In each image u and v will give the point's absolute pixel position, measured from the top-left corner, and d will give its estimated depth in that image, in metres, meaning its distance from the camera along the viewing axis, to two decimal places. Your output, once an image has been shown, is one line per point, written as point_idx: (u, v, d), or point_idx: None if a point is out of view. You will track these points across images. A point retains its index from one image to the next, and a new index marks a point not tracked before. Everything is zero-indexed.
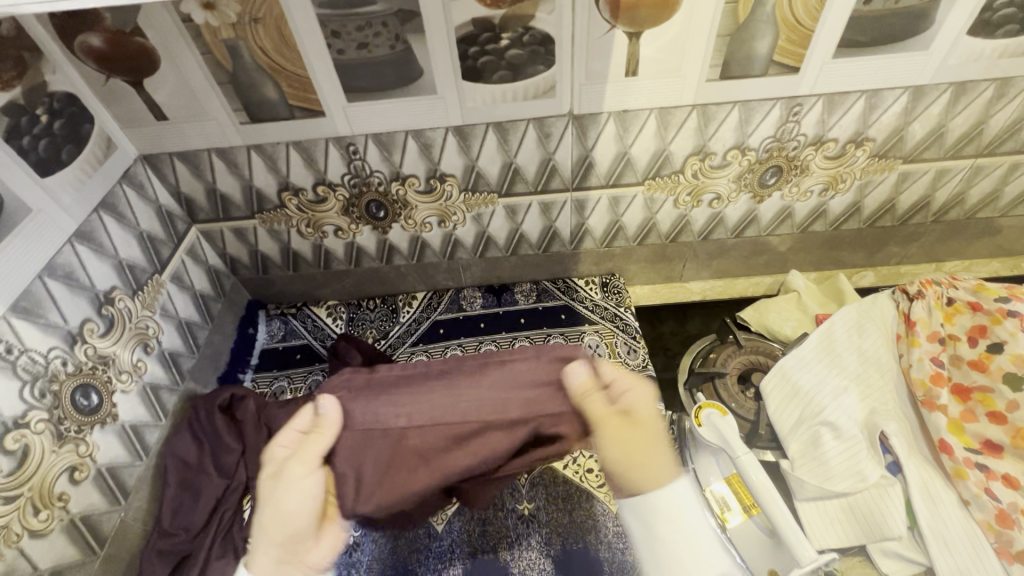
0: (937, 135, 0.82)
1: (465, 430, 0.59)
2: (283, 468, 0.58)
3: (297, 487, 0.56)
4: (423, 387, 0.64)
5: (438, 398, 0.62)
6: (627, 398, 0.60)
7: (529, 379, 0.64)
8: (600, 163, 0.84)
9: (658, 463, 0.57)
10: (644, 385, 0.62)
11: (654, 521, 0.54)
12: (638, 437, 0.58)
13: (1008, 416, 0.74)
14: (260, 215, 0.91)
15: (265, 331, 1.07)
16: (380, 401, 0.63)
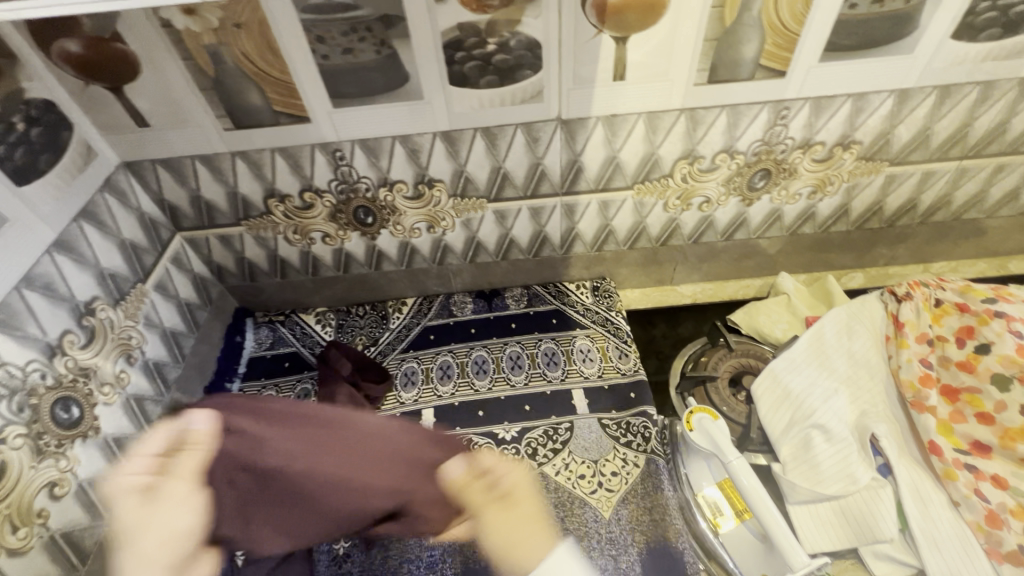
0: (923, 138, 0.83)
1: (340, 496, 0.50)
2: (150, 486, 0.45)
3: (173, 511, 0.44)
4: (308, 431, 0.52)
5: (320, 445, 0.51)
6: (507, 489, 0.55)
7: (424, 456, 0.56)
8: (589, 167, 0.84)
9: (533, 528, 0.50)
10: (518, 470, 0.58)
11: None
12: (514, 523, 0.51)
13: (996, 416, 0.75)
14: (245, 221, 0.90)
15: (253, 339, 1.05)
16: (261, 433, 0.51)
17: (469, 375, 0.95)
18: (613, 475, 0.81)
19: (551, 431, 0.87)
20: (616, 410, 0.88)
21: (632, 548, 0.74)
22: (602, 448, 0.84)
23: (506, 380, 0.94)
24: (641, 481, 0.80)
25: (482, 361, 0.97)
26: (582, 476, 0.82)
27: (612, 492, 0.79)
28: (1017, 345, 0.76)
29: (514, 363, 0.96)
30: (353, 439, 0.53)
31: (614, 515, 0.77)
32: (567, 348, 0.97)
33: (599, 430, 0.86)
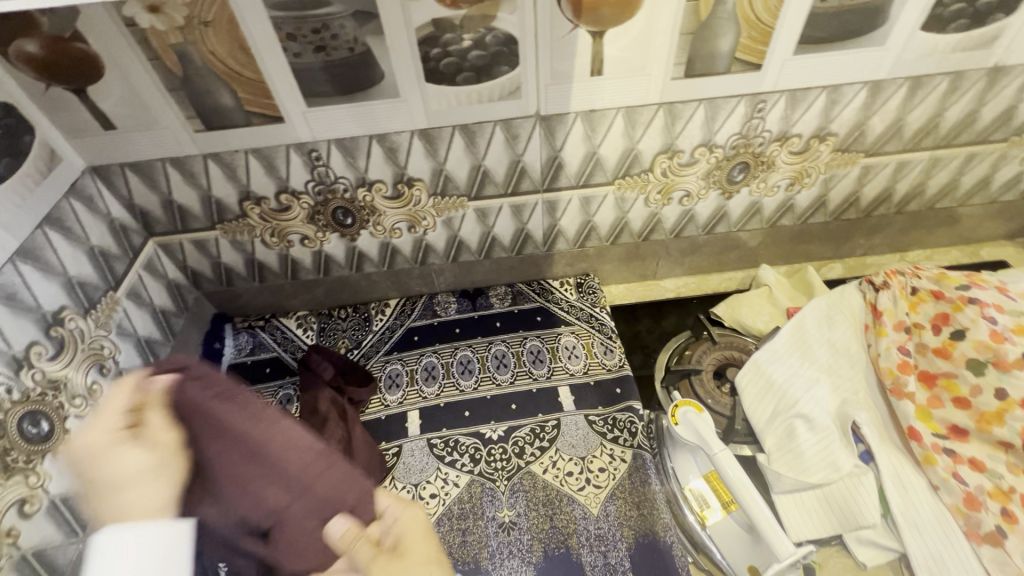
0: (896, 129, 0.84)
1: (247, 505, 0.51)
2: (126, 434, 0.45)
3: (151, 459, 0.45)
4: (236, 420, 0.53)
5: (244, 445, 0.52)
6: (404, 537, 0.56)
7: (329, 488, 0.55)
8: (570, 163, 0.84)
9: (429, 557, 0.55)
10: (416, 517, 0.59)
11: None
12: (409, 555, 0.53)
13: (972, 400, 0.76)
14: (221, 225, 0.88)
15: (232, 346, 1.03)
16: (201, 403, 0.53)
17: (455, 375, 0.94)
18: (600, 471, 0.81)
19: (539, 429, 0.87)
20: (603, 406, 0.88)
21: (621, 544, 0.74)
22: (589, 444, 0.84)
23: (492, 380, 0.93)
24: (628, 476, 0.80)
25: (467, 361, 0.96)
26: (570, 473, 0.81)
27: (599, 488, 0.79)
28: (991, 330, 0.77)
29: (499, 362, 0.96)
30: (274, 452, 0.54)
31: (602, 511, 0.77)
32: (552, 346, 0.97)
33: (586, 426, 0.86)
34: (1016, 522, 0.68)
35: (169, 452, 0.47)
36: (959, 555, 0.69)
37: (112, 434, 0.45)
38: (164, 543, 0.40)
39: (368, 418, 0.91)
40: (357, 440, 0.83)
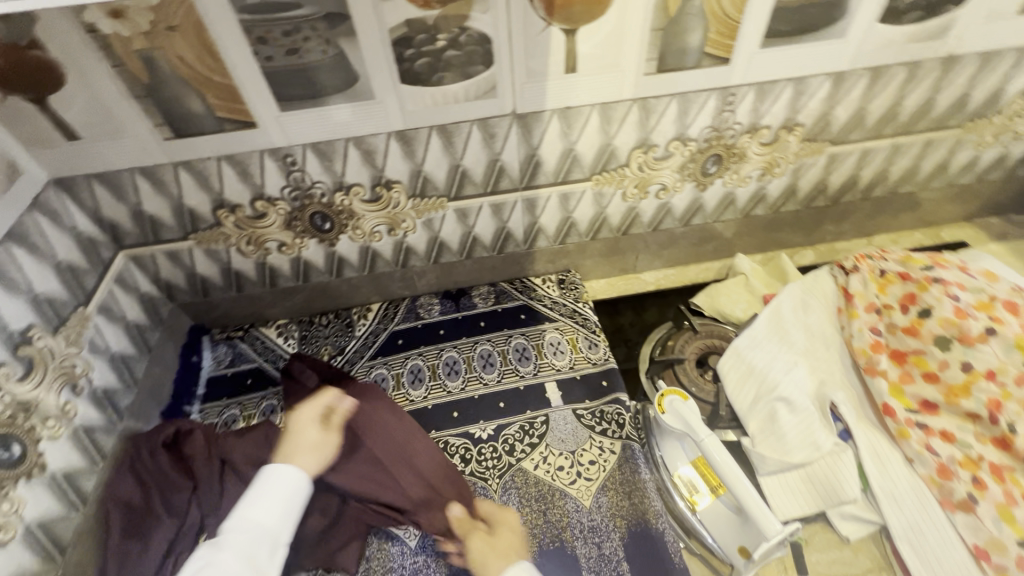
0: (859, 118, 0.87)
1: (392, 489, 0.77)
2: (319, 421, 0.82)
3: (319, 441, 0.80)
4: (399, 432, 0.82)
5: (397, 452, 0.80)
6: (501, 525, 0.75)
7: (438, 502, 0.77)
8: (548, 161, 0.84)
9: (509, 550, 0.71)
10: (511, 514, 0.77)
11: None
12: (500, 536, 0.74)
13: (940, 375, 0.80)
14: (194, 235, 0.86)
15: (211, 358, 1.00)
16: (380, 418, 0.83)
17: (441, 377, 0.94)
18: (590, 464, 0.82)
19: (528, 425, 0.87)
20: (590, 399, 0.89)
21: (614, 534, 0.75)
22: (578, 438, 0.85)
23: (479, 379, 0.93)
24: (618, 467, 0.81)
25: (453, 362, 0.96)
26: (561, 468, 0.82)
27: (590, 481, 0.80)
28: (954, 307, 0.80)
29: (485, 361, 0.96)
30: (411, 461, 0.79)
31: (594, 503, 0.78)
32: (538, 342, 0.97)
33: (575, 421, 0.87)
34: (986, 488, 0.71)
35: (330, 443, 0.80)
36: (934, 523, 0.72)
37: (303, 423, 0.82)
38: (290, 490, 0.71)
39: None
40: None
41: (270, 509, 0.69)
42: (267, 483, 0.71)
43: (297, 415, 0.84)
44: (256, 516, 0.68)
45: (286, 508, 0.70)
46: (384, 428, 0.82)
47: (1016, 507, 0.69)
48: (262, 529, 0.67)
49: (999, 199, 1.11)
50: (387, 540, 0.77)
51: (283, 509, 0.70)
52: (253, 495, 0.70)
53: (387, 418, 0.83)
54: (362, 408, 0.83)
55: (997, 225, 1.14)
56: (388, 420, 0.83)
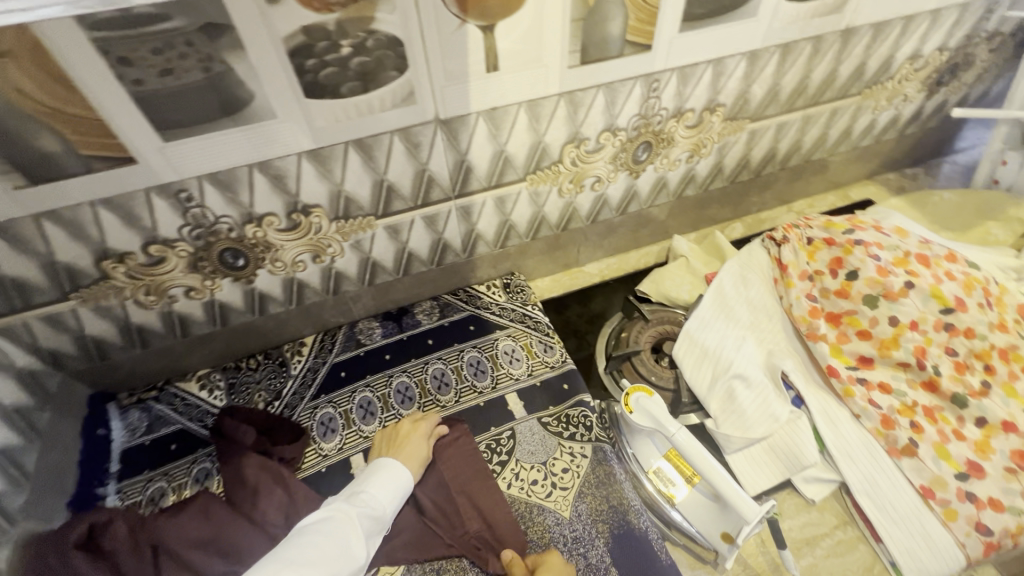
0: (774, 94, 0.90)
1: (451, 522, 0.75)
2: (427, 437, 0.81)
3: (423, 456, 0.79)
4: (472, 464, 0.81)
5: (469, 485, 0.79)
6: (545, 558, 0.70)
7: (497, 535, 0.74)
8: (479, 166, 0.79)
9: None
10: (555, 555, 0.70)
11: None
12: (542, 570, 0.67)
13: (872, 331, 0.84)
14: (77, 293, 0.73)
15: (122, 428, 0.87)
16: (464, 448, 0.82)
17: (395, 406, 0.88)
18: (564, 472, 0.80)
19: (495, 443, 0.84)
20: (554, 405, 0.87)
21: (599, 541, 0.73)
22: (548, 448, 0.82)
23: (436, 403, 0.89)
24: (592, 471, 0.79)
25: (405, 388, 0.91)
26: (534, 482, 0.79)
27: (566, 490, 0.78)
28: (876, 267, 0.85)
29: (440, 381, 0.91)
30: (481, 494, 0.77)
31: (574, 512, 0.76)
32: (492, 354, 0.94)
33: (541, 430, 0.84)
34: (923, 431, 0.77)
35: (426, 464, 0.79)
36: (885, 472, 0.76)
37: (418, 433, 0.81)
38: (405, 485, 0.74)
39: (305, 475, 0.81)
40: (300, 504, 0.75)
41: (387, 495, 0.72)
42: (388, 472, 0.74)
43: (414, 423, 0.83)
44: (376, 495, 0.71)
45: (397, 499, 0.73)
46: (466, 458, 0.81)
47: (949, 443, 0.76)
48: (378, 510, 0.70)
49: (893, 156, 1.20)
50: None
51: (396, 499, 0.73)
52: (375, 476, 0.73)
53: (469, 449, 0.82)
54: (455, 436, 0.83)
55: (893, 180, 1.24)
56: (473, 451, 0.82)
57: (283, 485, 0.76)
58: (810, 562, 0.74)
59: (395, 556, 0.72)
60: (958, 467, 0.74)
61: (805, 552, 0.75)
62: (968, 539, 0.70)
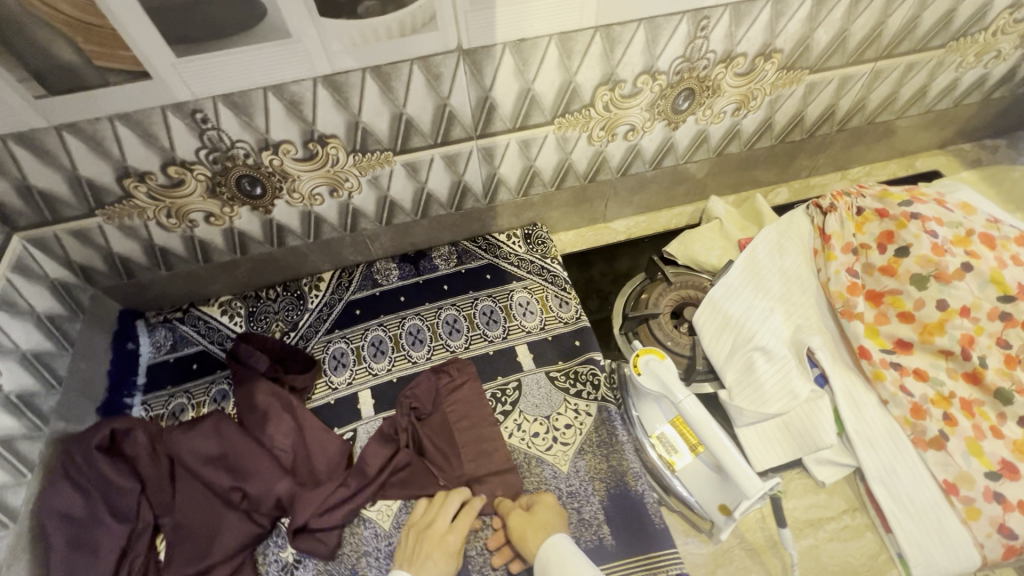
0: (840, 41, 0.80)
1: (449, 466, 0.77)
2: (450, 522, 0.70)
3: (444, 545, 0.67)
4: (476, 413, 0.81)
5: (470, 434, 0.80)
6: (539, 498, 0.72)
7: (492, 483, 0.76)
8: (503, 104, 0.75)
9: (548, 522, 0.68)
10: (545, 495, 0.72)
11: (547, 562, 0.63)
12: (539, 512, 0.69)
13: (916, 314, 0.78)
14: (102, 210, 0.74)
15: (150, 344, 0.92)
16: (472, 398, 0.82)
17: (405, 347, 0.89)
18: (566, 428, 0.79)
19: (500, 393, 0.84)
20: (563, 360, 0.86)
21: (593, 498, 0.73)
22: (553, 402, 0.82)
23: (445, 347, 0.89)
24: (595, 429, 0.78)
25: (417, 331, 0.91)
26: (536, 434, 0.80)
27: (567, 446, 0.78)
28: (932, 244, 0.77)
29: (451, 327, 0.91)
30: (481, 443, 0.79)
31: (572, 468, 0.76)
32: (505, 304, 0.92)
33: (548, 384, 0.84)
34: (956, 425, 0.71)
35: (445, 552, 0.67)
36: (907, 463, 0.72)
37: (442, 520, 0.70)
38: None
39: (313, 405, 0.84)
40: (309, 431, 0.78)
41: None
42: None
43: (441, 504, 0.72)
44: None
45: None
46: (469, 408, 0.81)
47: (983, 440, 0.70)
48: None
49: (973, 124, 1.07)
50: (357, 524, 0.73)
51: None
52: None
53: (473, 398, 0.83)
54: (462, 381, 0.84)
55: (969, 151, 1.11)
56: (476, 399, 0.82)
57: (292, 412, 0.79)
58: (810, 544, 0.72)
59: (390, 491, 0.75)
60: (989, 466, 0.69)
61: (806, 533, 0.73)
62: (987, 540, 0.66)
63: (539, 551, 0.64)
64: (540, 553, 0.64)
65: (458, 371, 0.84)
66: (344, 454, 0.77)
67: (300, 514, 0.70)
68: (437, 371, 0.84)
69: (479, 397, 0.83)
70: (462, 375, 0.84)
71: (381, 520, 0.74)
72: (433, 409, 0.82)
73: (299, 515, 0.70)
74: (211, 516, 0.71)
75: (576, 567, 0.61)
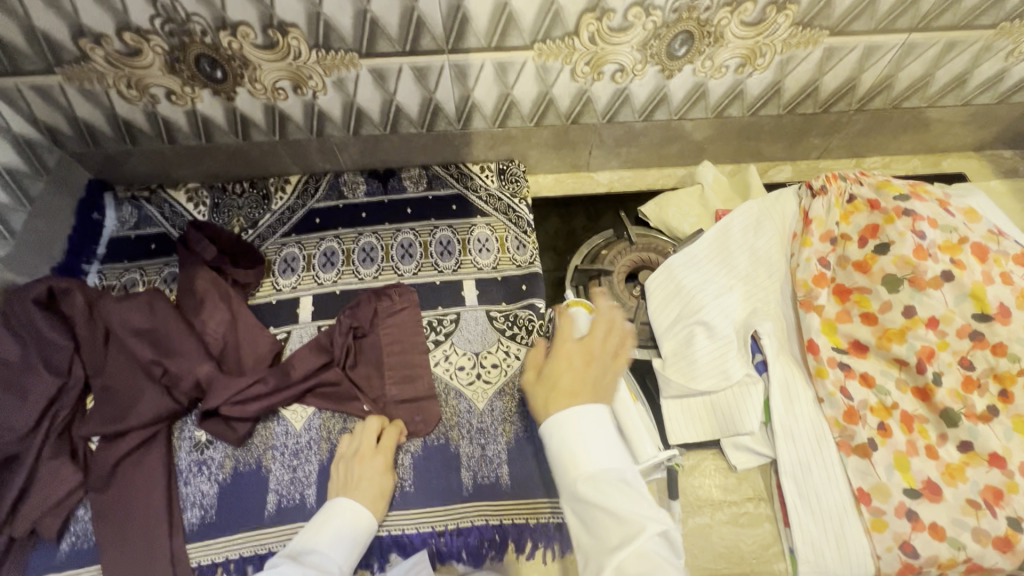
0: (870, 0, 0.70)
1: (372, 386, 0.78)
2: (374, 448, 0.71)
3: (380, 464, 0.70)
4: (409, 339, 0.80)
5: (400, 359, 0.79)
6: (552, 360, 0.67)
7: (409, 411, 0.76)
8: (477, 18, 0.69)
9: (573, 388, 0.63)
10: (564, 351, 0.67)
11: (550, 433, 0.61)
12: (550, 375, 0.66)
13: (880, 317, 0.72)
14: (60, 69, 0.73)
15: (115, 218, 0.93)
16: (409, 325, 0.81)
17: (355, 263, 0.88)
18: (492, 367, 0.79)
19: (437, 322, 0.83)
20: (506, 302, 0.84)
21: (500, 438, 0.74)
22: (486, 340, 0.81)
23: (394, 270, 0.87)
24: (518, 373, 0.79)
25: (370, 248, 0.89)
26: (461, 368, 0.79)
27: (489, 384, 0.78)
28: (915, 245, 0.71)
29: (405, 251, 0.89)
30: (407, 369, 0.78)
31: (487, 406, 0.77)
32: (463, 237, 0.90)
33: (486, 322, 0.83)
34: (889, 436, 0.68)
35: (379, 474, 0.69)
36: (825, 465, 0.69)
37: (367, 446, 0.71)
38: (367, 529, 0.65)
39: (256, 302, 0.85)
40: (242, 324, 0.80)
41: (344, 550, 0.63)
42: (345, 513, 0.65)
43: (365, 422, 0.73)
44: (332, 553, 0.62)
45: (355, 549, 0.64)
46: (403, 334, 0.80)
47: (914, 456, 0.66)
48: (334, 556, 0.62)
49: (1017, 127, 0.96)
50: (272, 419, 0.76)
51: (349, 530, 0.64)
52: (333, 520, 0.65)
53: (409, 324, 0.81)
54: (401, 307, 0.82)
55: (1007, 159, 1.00)
56: (411, 325, 0.81)
57: (227, 303, 0.81)
58: (704, 522, 0.71)
59: (311, 398, 0.76)
60: (911, 483, 0.65)
61: (703, 511, 0.72)
62: (885, 553, 0.63)
63: (545, 424, 0.62)
64: (545, 428, 0.61)
65: (394, 294, 0.82)
66: (274, 352, 0.79)
67: (213, 399, 0.72)
68: (378, 293, 0.82)
69: (413, 324, 0.81)
70: (399, 300, 0.82)
71: (294, 420, 0.76)
72: (369, 328, 0.80)
73: (212, 400, 0.72)
74: (133, 384, 0.74)
75: (573, 458, 0.58)
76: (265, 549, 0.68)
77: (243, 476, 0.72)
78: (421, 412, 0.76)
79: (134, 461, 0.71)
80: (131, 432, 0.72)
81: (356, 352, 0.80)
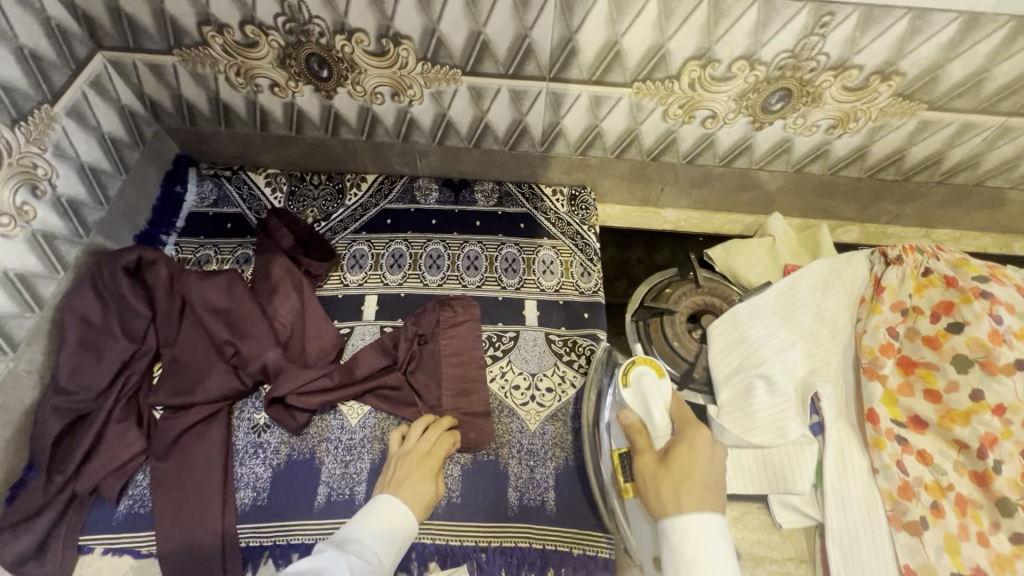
0: (975, 82, 0.70)
1: (428, 393, 0.79)
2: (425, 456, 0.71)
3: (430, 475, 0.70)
4: (469, 352, 0.81)
5: (459, 371, 0.80)
6: (679, 445, 0.60)
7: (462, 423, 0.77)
8: (585, 51, 0.71)
9: (708, 482, 0.55)
10: (699, 437, 0.60)
11: (677, 533, 0.52)
12: (678, 462, 0.58)
13: (944, 396, 0.72)
14: (178, 51, 0.77)
15: (195, 193, 0.97)
16: (470, 338, 0.82)
17: (421, 269, 0.90)
18: (547, 391, 0.80)
19: (496, 338, 0.84)
20: (565, 327, 0.85)
21: (550, 462, 0.76)
22: (543, 363, 0.83)
23: (458, 280, 0.89)
24: (574, 400, 0.80)
25: (437, 256, 0.91)
26: (516, 387, 0.81)
27: (542, 408, 0.79)
28: (991, 329, 0.70)
29: (471, 263, 0.91)
30: (464, 382, 0.80)
31: (539, 429, 0.78)
32: (529, 257, 0.91)
33: (544, 345, 0.84)
34: (941, 517, 0.67)
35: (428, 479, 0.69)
36: (874, 537, 0.68)
37: (417, 454, 0.71)
38: (404, 532, 0.64)
39: (323, 293, 0.88)
40: (309, 315, 0.82)
41: (384, 543, 0.62)
42: (385, 511, 0.64)
43: (417, 425, 0.75)
44: (372, 545, 0.61)
45: (395, 547, 0.62)
46: (463, 346, 0.81)
47: (965, 541, 0.65)
48: (374, 555, 0.60)
49: None
50: (328, 413, 0.78)
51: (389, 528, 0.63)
52: (373, 517, 0.64)
53: (469, 337, 0.82)
54: (461, 318, 0.83)
55: None
56: (472, 339, 0.82)
57: (299, 292, 0.83)
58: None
59: (369, 398, 0.78)
60: (959, 568, 0.64)
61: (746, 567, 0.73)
62: None
63: (669, 523, 0.53)
64: (668, 525, 0.53)
65: (457, 306, 0.83)
66: (337, 347, 0.81)
67: (281, 386, 0.74)
68: (443, 302, 0.83)
69: (472, 338, 0.82)
70: (462, 312, 0.83)
71: (350, 416, 0.78)
72: (430, 336, 0.82)
73: (281, 387, 0.74)
74: (204, 359, 0.77)
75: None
76: (310, 539, 0.70)
77: (296, 464, 0.74)
78: (471, 426, 0.77)
79: (194, 436, 0.74)
80: (194, 407, 0.74)
81: (415, 358, 0.81)
